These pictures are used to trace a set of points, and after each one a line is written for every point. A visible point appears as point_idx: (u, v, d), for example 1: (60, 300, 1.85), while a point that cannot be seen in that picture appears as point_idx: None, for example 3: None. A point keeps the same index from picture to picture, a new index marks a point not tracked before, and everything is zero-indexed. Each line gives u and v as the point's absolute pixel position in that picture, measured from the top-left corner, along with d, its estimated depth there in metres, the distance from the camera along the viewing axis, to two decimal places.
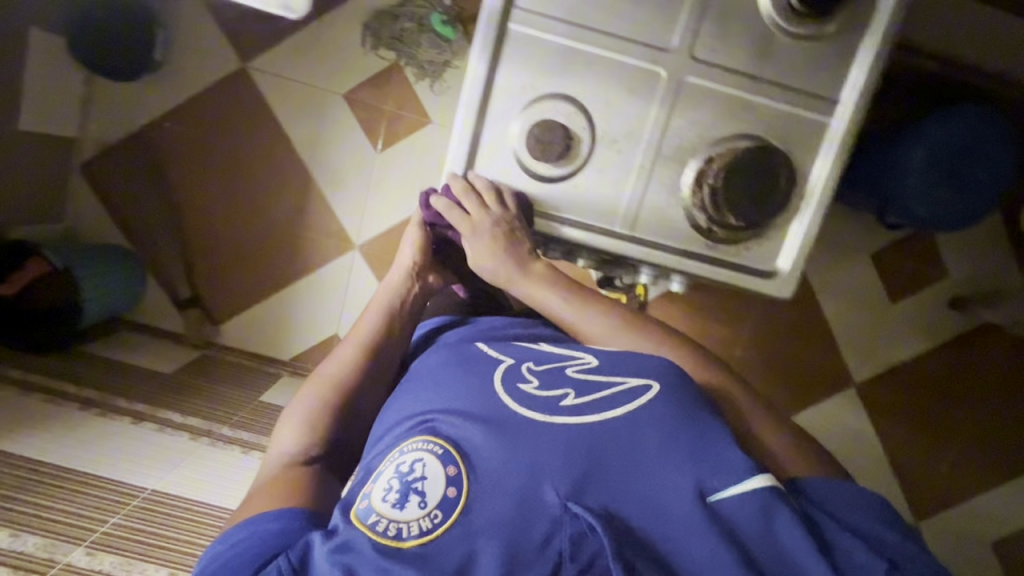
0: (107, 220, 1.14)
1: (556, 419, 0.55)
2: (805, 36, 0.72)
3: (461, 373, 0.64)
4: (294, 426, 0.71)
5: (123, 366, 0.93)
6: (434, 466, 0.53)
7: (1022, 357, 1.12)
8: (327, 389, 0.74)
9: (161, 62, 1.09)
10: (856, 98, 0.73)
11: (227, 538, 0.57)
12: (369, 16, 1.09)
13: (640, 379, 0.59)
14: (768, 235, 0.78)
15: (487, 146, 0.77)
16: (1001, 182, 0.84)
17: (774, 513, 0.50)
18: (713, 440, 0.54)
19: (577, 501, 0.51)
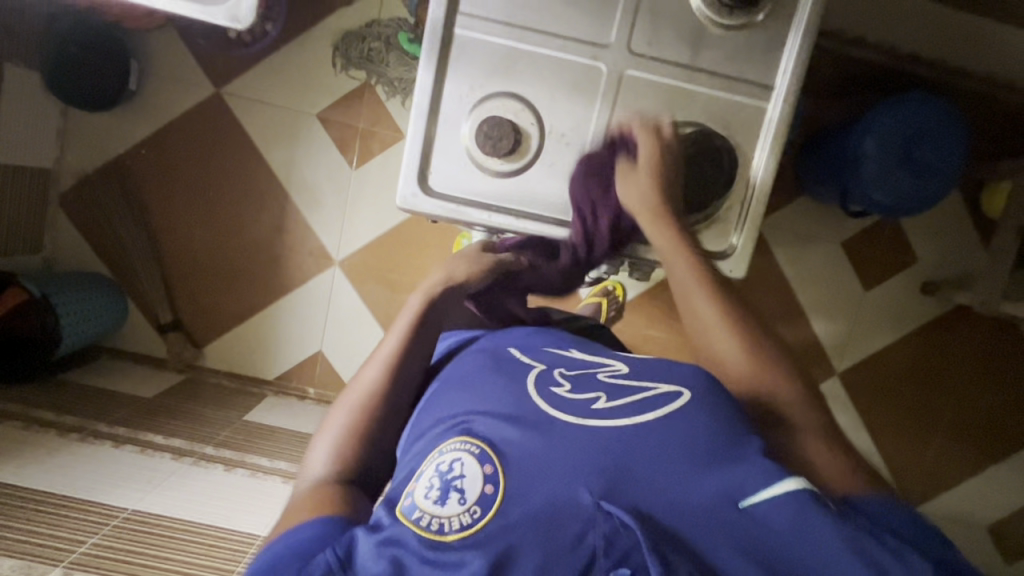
0: (90, 248, 1.20)
1: (590, 421, 0.50)
2: (733, 28, 0.61)
3: (485, 372, 0.58)
4: (324, 447, 0.58)
5: (105, 394, 1.03)
6: (471, 466, 0.48)
7: (984, 338, 1.25)
8: (358, 407, 0.60)
9: (137, 93, 1.14)
10: (790, 79, 0.62)
11: (269, 550, 0.49)
12: (338, 37, 1.12)
13: (670, 386, 0.53)
14: (718, 215, 0.65)
15: (439, 151, 0.64)
16: (952, 163, 0.95)
17: (815, 521, 0.43)
18: (745, 447, 0.48)
19: (610, 498, 0.45)
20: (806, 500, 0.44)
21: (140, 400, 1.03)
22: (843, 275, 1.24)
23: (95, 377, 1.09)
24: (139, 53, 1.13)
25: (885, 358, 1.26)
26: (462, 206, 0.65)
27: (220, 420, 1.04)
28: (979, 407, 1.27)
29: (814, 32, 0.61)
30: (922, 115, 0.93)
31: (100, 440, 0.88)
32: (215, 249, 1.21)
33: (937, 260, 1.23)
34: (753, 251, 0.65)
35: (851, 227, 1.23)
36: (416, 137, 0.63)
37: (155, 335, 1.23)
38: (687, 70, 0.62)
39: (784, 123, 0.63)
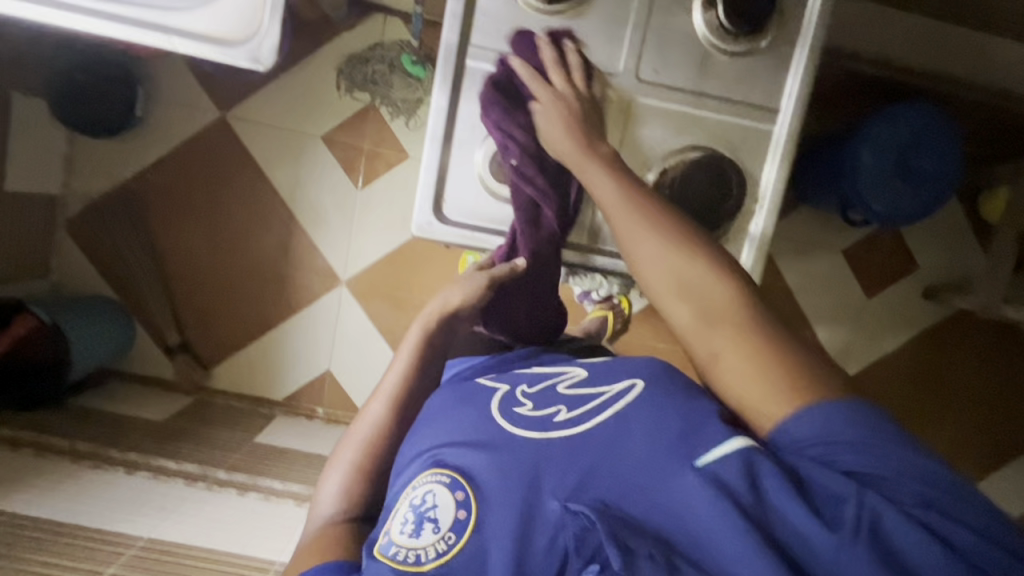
0: (95, 272, 1.20)
1: (550, 436, 0.49)
2: (737, 53, 0.62)
3: (452, 398, 0.56)
4: (335, 484, 0.59)
5: (116, 420, 1.03)
6: (442, 495, 0.47)
7: (986, 342, 1.26)
8: (367, 444, 0.60)
9: (143, 118, 1.15)
10: (794, 103, 0.63)
11: None
12: (342, 60, 1.14)
13: (621, 382, 0.52)
14: (731, 235, 0.65)
15: (450, 178, 0.65)
16: (949, 165, 0.96)
17: (766, 475, 0.41)
18: (701, 414, 0.46)
19: (575, 500, 0.44)
20: (758, 451, 0.42)
21: (149, 425, 1.03)
22: (844, 283, 1.26)
23: (104, 401, 1.09)
24: (145, 78, 1.14)
25: (889, 364, 1.27)
26: (473, 231, 0.66)
27: (230, 442, 1.05)
28: (983, 410, 1.27)
29: (815, 57, 0.63)
30: (913, 125, 0.95)
31: (113, 466, 0.88)
32: (222, 271, 1.21)
33: (937, 266, 1.25)
34: (765, 270, 0.66)
35: (851, 236, 1.24)
36: (427, 164, 0.64)
37: (161, 358, 1.23)
38: (694, 95, 0.63)
39: (791, 144, 0.64)
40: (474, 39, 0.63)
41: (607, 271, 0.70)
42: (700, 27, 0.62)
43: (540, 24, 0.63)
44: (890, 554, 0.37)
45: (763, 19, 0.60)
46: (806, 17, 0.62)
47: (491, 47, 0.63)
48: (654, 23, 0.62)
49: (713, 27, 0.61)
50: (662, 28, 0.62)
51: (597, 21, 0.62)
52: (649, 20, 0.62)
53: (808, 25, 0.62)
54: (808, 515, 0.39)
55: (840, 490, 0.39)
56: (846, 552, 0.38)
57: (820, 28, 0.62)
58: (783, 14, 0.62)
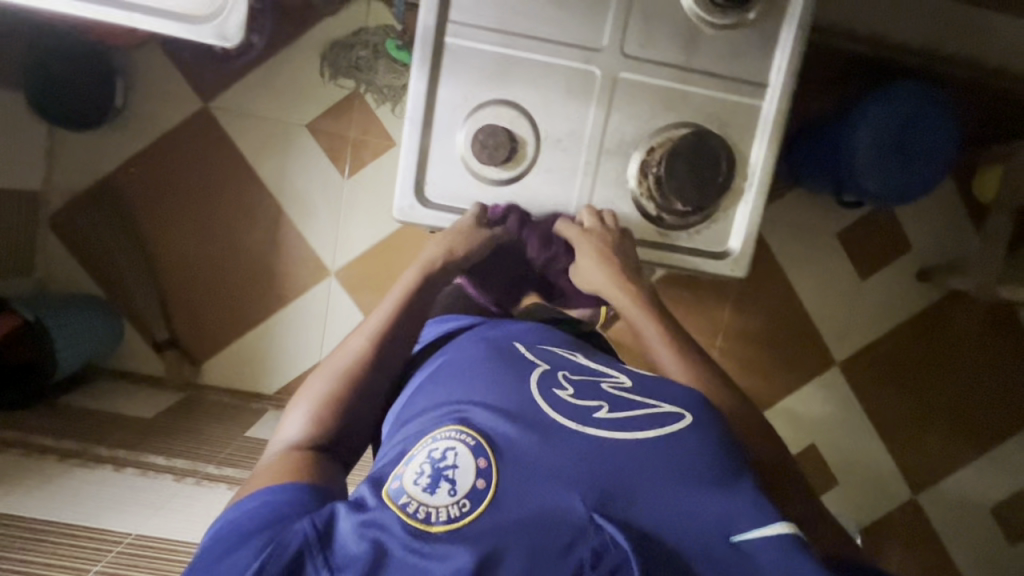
0: (79, 268, 1.17)
1: (587, 429, 0.49)
2: (725, 27, 0.61)
3: (489, 366, 0.56)
4: (307, 406, 0.58)
5: (104, 417, 1.02)
6: (465, 457, 0.47)
7: (981, 323, 1.26)
8: (345, 372, 0.60)
9: (123, 109, 1.12)
10: (784, 77, 0.62)
11: (236, 508, 0.49)
12: (325, 47, 1.11)
13: (673, 406, 0.52)
14: (718, 215, 0.65)
15: (434, 161, 0.64)
16: (940, 158, 0.96)
17: (806, 567, 0.43)
18: (741, 478, 0.48)
19: (602, 512, 0.44)
20: (796, 544, 0.44)
21: (138, 422, 1.02)
22: (839, 265, 1.25)
23: (92, 398, 1.08)
24: (124, 68, 1.11)
25: (883, 347, 1.27)
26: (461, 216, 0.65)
27: (222, 437, 1.04)
28: (977, 390, 1.27)
29: (805, 29, 0.61)
30: (913, 107, 0.94)
31: (101, 463, 0.87)
32: (210, 266, 1.19)
33: (931, 246, 1.24)
34: (753, 251, 0.65)
35: (844, 218, 1.23)
36: (409, 148, 0.63)
37: (150, 354, 1.21)
38: (682, 71, 0.62)
39: (780, 121, 0.62)
40: (454, 16, 0.61)
41: None
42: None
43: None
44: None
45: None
46: None
47: (473, 25, 0.61)
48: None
49: (700, 1, 0.60)
50: (648, 2, 0.61)
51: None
52: None
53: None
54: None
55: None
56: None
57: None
58: None
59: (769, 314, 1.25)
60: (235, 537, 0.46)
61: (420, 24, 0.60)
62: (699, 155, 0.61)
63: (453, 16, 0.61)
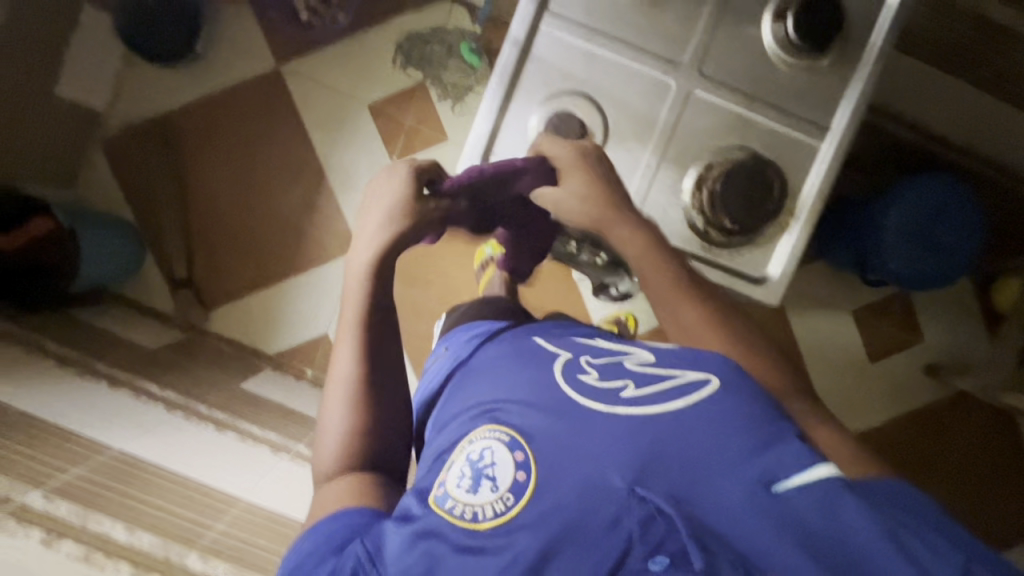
0: (117, 193, 1.19)
1: (617, 410, 0.52)
2: (798, 69, 0.65)
3: (519, 363, 0.61)
4: (334, 439, 0.61)
5: (108, 337, 1.02)
6: (501, 453, 0.51)
7: (982, 429, 1.25)
8: (346, 404, 0.62)
9: (200, 54, 1.18)
10: (845, 123, 0.65)
11: (305, 537, 0.55)
12: (403, 37, 1.17)
13: (698, 372, 0.53)
14: (764, 240, 0.67)
15: (504, 140, 0.67)
16: (970, 243, 0.99)
17: (850, 506, 0.43)
18: (779, 431, 0.48)
19: (642, 486, 0.46)
20: (840, 485, 0.44)
21: (139, 349, 1.02)
22: (849, 343, 1.26)
23: (100, 317, 1.09)
24: (212, 19, 1.17)
25: (881, 433, 1.26)
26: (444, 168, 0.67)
27: (214, 382, 1.03)
28: (970, 495, 1.25)
29: (871, 85, 0.65)
30: (943, 194, 0.96)
31: (95, 377, 0.87)
32: (242, 216, 1.22)
33: (943, 343, 1.25)
34: (790, 282, 0.67)
35: (863, 298, 1.25)
36: (483, 125, 0.67)
37: (164, 291, 1.21)
38: (750, 100, 0.65)
39: (836, 162, 0.65)
40: (551, 9, 0.65)
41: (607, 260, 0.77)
42: (768, 39, 0.64)
43: (616, 9, 0.65)
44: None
45: (829, 39, 0.62)
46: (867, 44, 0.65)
47: (565, 20, 0.65)
48: (722, 28, 0.65)
49: (780, 43, 0.64)
50: (729, 35, 0.65)
51: (668, 16, 0.65)
52: (718, 25, 0.65)
53: (869, 55, 0.65)
54: (904, 562, 0.40)
55: (952, 557, 0.41)
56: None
57: (879, 60, 0.65)
58: (846, 40, 0.65)
59: None
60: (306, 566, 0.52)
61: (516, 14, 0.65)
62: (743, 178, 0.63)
63: (551, 11, 0.65)
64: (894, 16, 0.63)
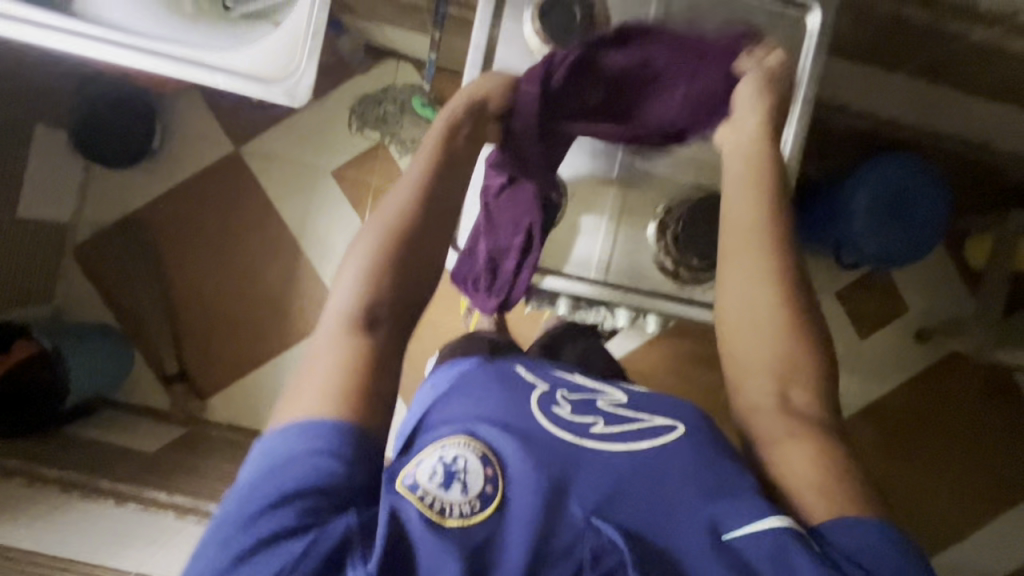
0: (96, 299, 1.19)
1: (586, 443, 0.52)
2: None
3: (491, 382, 0.56)
4: (350, 280, 0.52)
5: (106, 448, 1.01)
6: (474, 462, 0.48)
7: (983, 385, 1.27)
8: (380, 248, 0.53)
9: (158, 149, 1.19)
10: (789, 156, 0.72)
11: (274, 436, 0.45)
12: (355, 101, 1.19)
13: (666, 418, 0.56)
14: None
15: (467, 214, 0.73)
16: (938, 216, 1.00)
17: (797, 559, 0.45)
18: (734, 483, 0.51)
19: (599, 515, 0.47)
20: (791, 540, 0.46)
21: (141, 455, 1.01)
22: (838, 324, 1.28)
23: (97, 429, 1.08)
24: (165, 113, 1.18)
25: (884, 406, 1.28)
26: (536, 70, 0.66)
27: (223, 474, 1.01)
28: (978, 452, 1.27)
29: (807, 114, 0.72)
30: (902, 176, 0.98)
31: (102, 497, 0.86)
32: (224, 300, 1.22)
33: (926, 308, 1.28)
34: None
35: (844, 278, 1.27)
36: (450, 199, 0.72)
37: (158, 387, 1.21)
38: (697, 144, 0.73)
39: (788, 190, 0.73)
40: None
41: (573, 304, 0.78)
42: None
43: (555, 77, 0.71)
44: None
45: None
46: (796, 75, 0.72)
47: None
48: None
49: None
50: None
51: None
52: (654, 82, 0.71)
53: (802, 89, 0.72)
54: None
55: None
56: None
57: (807, 91, 0.72)
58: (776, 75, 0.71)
59: None
60: (263, 490, 0.43)
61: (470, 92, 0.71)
62: (697, 213, 0.72)
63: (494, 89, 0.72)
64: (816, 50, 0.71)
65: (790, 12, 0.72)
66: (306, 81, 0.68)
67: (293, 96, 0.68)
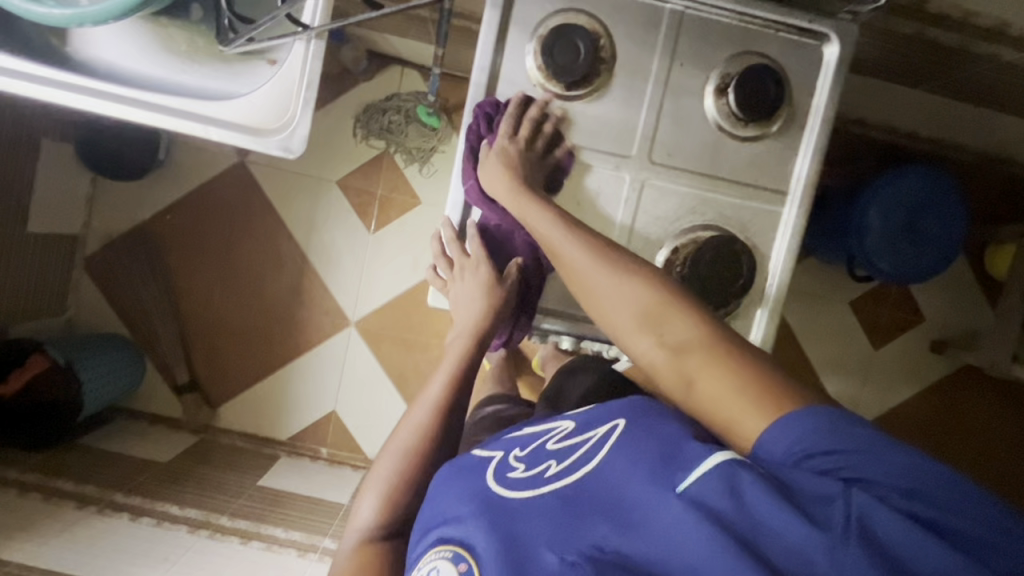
0: (108, 309, 1.21)
1: (543, 492, 0.46)
2: (748, 139, 0.70)
3: (448, 474, 0.53)
4: (374, 492, 0.60)
5: (120, 459, 1.04)
6: (447, 568, 0.44)
7: (998, 397, 1.25)
8: (400, 455, 0.62)
9: (165, 160, 1.19)
10: (803, 188, 0.70)
11: None
12: (359, 110, 1.17)
13: (607, 425, 0.50)
14: (740, 311, 0.72)
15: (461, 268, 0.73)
16: (949, 207, 0.96)
17: (749, 488, 0.40)
18: (675, 440, 0.45)
19: (575, 550, 0.41)
20: (735, 466, 0.41)
21: (154, 466, 1.03)
22: (850, 335, 1.26)
23: (111, 440, 1.10)
24: None
25: (897, 417, 1.26)
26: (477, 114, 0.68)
27: (235, 485, 1.03)
28: (992, 463, 1.25)
29: (822, 143, 0.69)
30: (910, 183, 0.95)
31: (118, 513, 0.88)
32: (231, 311, 1.22)
33: (943, 318, 1.25)
34: (772, 343, 0.72)
35: (857, 288, 1.25)
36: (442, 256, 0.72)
37: (169, 395, 1.23)
38: (706, 178, 0.71)
39: (801, 223, 0.71)
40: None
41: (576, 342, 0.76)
42: (712, 112, 0.69)
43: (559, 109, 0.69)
44: (882, 550, 0.37)
45: (772, 108, 0.68)
46: (811, 103, 0.69)
47: None
48: (666, 115, 0.69)
49: (724, 116, 0.68)
50: (672, 122, 0.70)
51: (615, 113, 0.69)
52: (663, 111, 0.69)
53: (817, 118, 0.69)
54: (802, 523, 0.38)
55: (825, 490, 0.39)
56: (841, 557, 0.37)
57: (823, 119, 0.69)
58: (790, 104, 0.69)
59: None
60: None
61: None
62: (705, 254, 0.69)
63: None
64: (834, 76, 0.68)
65: (808, 43, 0.69)
66: (301, 132, 0.67)
67: (289, 148, 0.67)
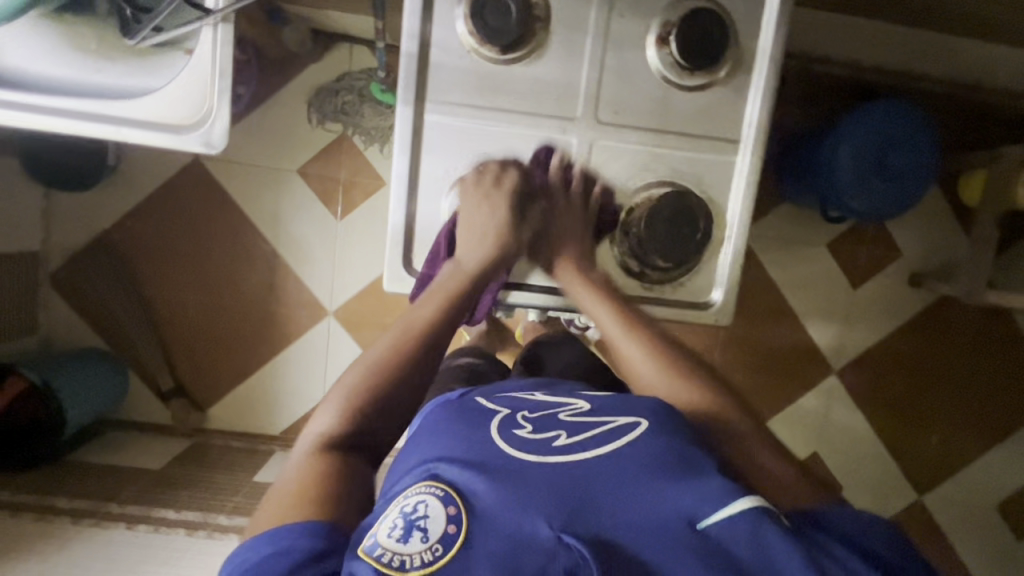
0: (80, 324, 1.19)
1: (549, 458, 0.47)
2: (695, 88, 0.68)
3: (452, 418, 0.53)
4: (336, 401, 0.56)
5: (111, 470, 1.04)
6: (435, 507, 0.44)
7: (978, 325, 1.26)
8: (369, 366, 0.58)
9: (116, 165, 1.15)
10: (755, 134, 0.69)
11: (249, 546, 0.46)
12: (310, 94, 1.13)
13: (628, 418, 0.52)
14: (699, 268, 0.72)
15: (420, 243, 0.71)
16: (927, 159, 0.94)
17: (774, 542, 0.42)
18: (699, 469, 0.47)
19: (569, 530, 0.42)
20: (765, 520, 0.43)
21: (147, 473, 1.03)
22: (829, 276, 1.26)
23: (101, 453, 1.10)
24: None
25: (880, 353, 1.27)
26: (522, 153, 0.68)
27: (229, 484, 1.04)
28: (975, 391, 1.28)
29: (772, 86, 0.68)
30: (897, 122, 0.93)
31: (113, 522, 0.88)
32: (205, 312, 1.21)
33: (919, 250, 1.25)
34: (734, 299, 0.72)
35: (834, 229, 1.24)
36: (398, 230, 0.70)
37: (156, 402, 1.22)
38: (657, 133, 0.69)
39: (755, 171, 0.70)
40: (431, 103, 0.68)
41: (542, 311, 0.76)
42: (657, 64, 0.67)
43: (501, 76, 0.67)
44: None
45: (717, 53, 0.66)
46: (756, 45, 0.67)
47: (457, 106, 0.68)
48: (609, 70, 0.68)
49: (669, 67, 0.67)
50: (616, 78, 0.68)
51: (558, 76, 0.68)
52: (605, 67, 0.68)
53: (764, 60, 0.67)
54: None
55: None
56: None
57: (771, 60, 0.67)
58: (736, 48, 0.67)
59: (765, 330, 1.26)
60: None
61: (420, 110, 0.68)
62: (661, 214, 0.67)
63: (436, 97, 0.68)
64: (778, 14, 0.66)
65: None
66: (221, 123, 0.64)
67: (211, 142, 0.64)
